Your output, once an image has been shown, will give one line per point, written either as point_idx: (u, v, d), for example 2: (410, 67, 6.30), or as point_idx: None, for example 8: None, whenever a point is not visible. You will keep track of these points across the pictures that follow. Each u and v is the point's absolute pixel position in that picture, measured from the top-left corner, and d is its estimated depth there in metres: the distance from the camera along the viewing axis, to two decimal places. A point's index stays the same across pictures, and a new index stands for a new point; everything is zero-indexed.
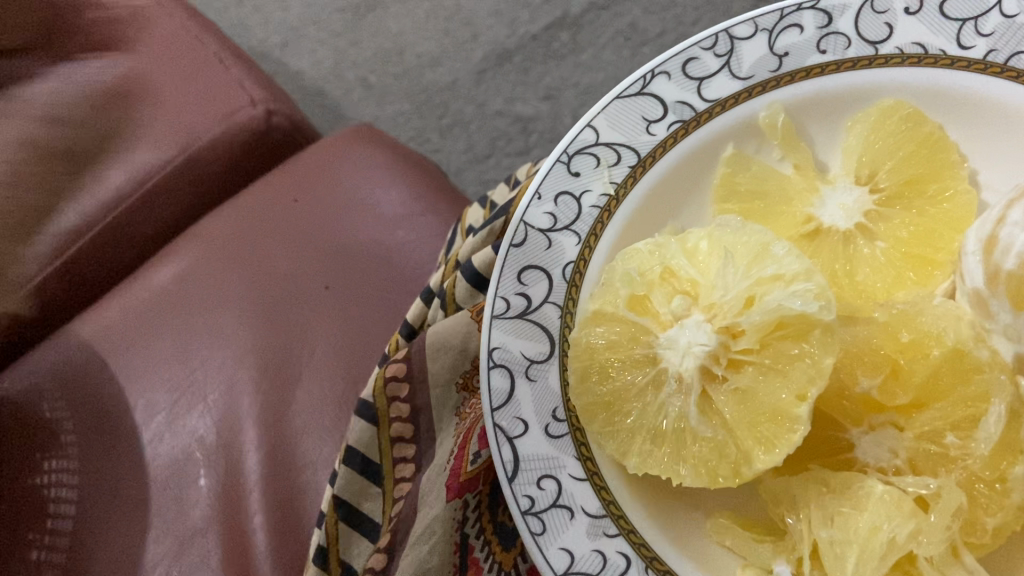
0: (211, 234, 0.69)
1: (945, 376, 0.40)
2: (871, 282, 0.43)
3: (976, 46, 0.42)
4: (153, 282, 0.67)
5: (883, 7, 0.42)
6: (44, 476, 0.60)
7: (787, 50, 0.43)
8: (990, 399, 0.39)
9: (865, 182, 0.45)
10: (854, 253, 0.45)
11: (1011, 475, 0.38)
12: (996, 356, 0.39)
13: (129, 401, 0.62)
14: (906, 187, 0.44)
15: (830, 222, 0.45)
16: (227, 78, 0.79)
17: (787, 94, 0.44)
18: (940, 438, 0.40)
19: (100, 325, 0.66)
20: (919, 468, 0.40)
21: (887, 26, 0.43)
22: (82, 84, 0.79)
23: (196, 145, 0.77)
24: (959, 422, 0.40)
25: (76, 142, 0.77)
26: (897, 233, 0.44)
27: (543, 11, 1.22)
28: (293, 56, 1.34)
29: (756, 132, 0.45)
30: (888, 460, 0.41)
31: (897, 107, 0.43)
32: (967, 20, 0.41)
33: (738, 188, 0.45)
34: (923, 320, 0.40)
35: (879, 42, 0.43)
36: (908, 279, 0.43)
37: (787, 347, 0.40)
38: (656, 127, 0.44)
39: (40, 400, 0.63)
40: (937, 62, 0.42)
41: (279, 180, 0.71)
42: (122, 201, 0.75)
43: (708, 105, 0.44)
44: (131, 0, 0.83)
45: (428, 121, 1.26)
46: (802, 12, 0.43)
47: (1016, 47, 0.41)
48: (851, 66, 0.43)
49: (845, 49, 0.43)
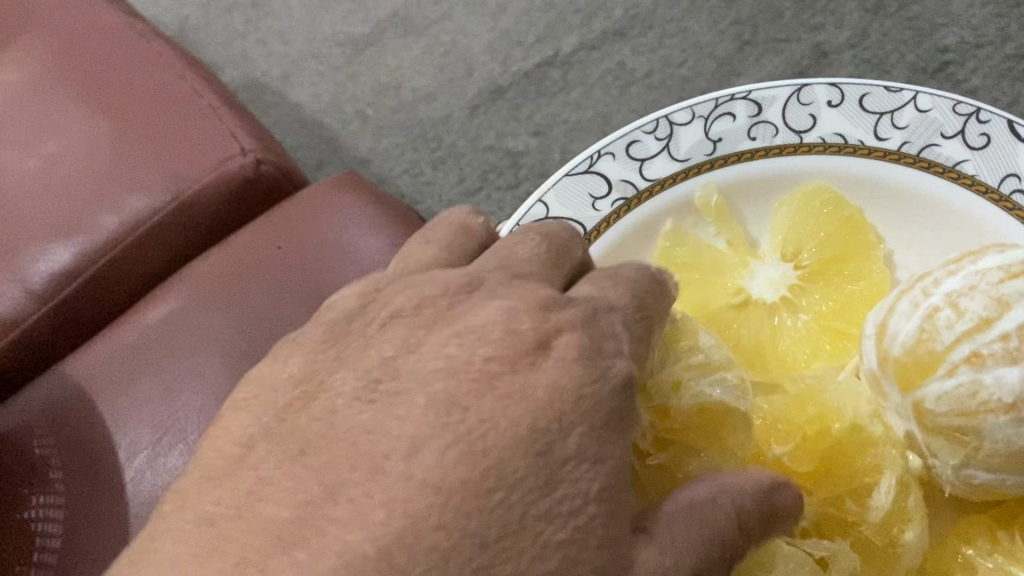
0: (198, 281, 0.73)
1: (848, 448, 0.47)
2: (794, 351, 0.57)
3: (891, 137, 0.59)
4: (141, 323, 0.72)
5: (808, 100, 0.60)
6: (32, 511, 0.64)
7: (720, 135, 0.61)
8: (885, 472, 0.46)
9: (790, 259, 0.61)
10: (781, 323, 0.59)
11: (903, 541, 0.45)
12: (887, 430, 0.48)
13: (114, 440, 0.66)
14: (824, 265, 0.60)
15: (760, 293, 0.60)
16: (221, 126, 0.83)
17: (715, 176, 0.61)
18: (841, 505, 0.46)
19: (92, 365, 0.70)
20: (823, 533, 0.46)
21: (810, 117, 0.60)
22: (84, 129, 0.84)
23: (188, 191, 0.81)
24: (858, 492, 0.46)
25: (75, 186, 0.82)
26: (819, 308, 0.59)
27: (535, 50, 1.27)
28: (294, 89, 1.39)
29: (693, 206, 0.62)
30: (797, 530, 0.45)
31: (818, 192, 0.59)
32: (883, 114, 0.59)
33: (682, 256, 0.60)
34: (827, 395, 0.48)
35: (803, 130, 0.61)
36: (824, 347, 0.58)
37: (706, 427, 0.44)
38: (601, 203, 0.60)
39: (32, 438, 0.67)
40: (858, 150, 0.60)
41: (263, 230, 0.76)
42: (116, 244, 0.79)
43: (651, 181, 0.61)
44: (137, 48, 0.88)
45: (421, 154, 1.29)
46: (734, 103, 0.61)
47: (929, 139, 0.58)
48: (773, 152, 0.61)
49: (776, 134, 0.61)
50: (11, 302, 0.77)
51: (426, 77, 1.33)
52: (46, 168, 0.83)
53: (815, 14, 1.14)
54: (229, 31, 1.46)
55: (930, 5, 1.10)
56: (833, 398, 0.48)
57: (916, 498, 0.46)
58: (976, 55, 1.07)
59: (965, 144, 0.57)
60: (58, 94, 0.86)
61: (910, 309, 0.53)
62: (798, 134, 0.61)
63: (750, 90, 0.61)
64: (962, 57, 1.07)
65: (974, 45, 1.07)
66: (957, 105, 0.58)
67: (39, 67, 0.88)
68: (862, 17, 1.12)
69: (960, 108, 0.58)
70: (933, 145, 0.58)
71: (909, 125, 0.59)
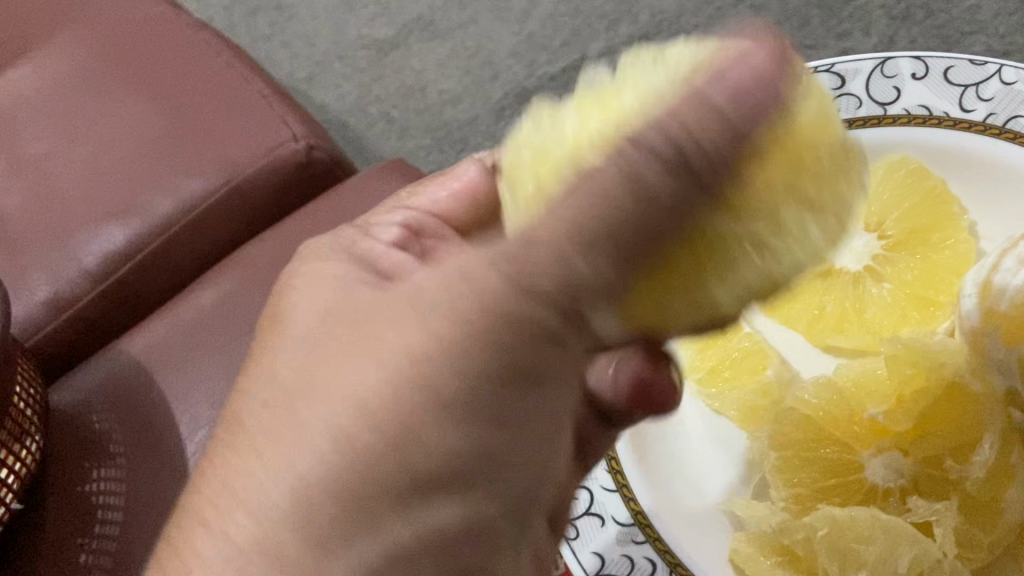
0: (253, 261, 0.73)
1: (947, 408, 0.53)
2: (877, 318, 0.60)
3: (977, 109, 0.60)
4: (197, 304, 0.72)
5: (892, 73, 0.62)
6: (94, 484, 0.64)
7: None
8: (985, 428, 0.52)
9: (875, 229, 0.62)
10: (865, 292, 0.61)
11: (1004, 496, 0.51)
12: (987, 387, 0.53)
13: (175, 416, 0.66)
14: (910, 234, 0.61)
15: (846, 264, 0.61)
16: (271, 113, 0.83)
17: None
18: (940, 463, 0.53)
19: (148, 344, 0.70)
20: (919, 488, 0.53)
21: (894, 90, 0.62)
22: (132, 116, 0.85)
23: (240, 175, 0.81)
24: (958, 449, 0.52)
25: (126, 169, 0.82)
26: (903, 277, 0.60)
27: (561, 54, 1.28)
28: (319, 90, 1.40)
29: None
30: (893, 479, 0.54)
31: (902, 164, 0.61)
32: (967, 87, 0.61)
33: None
34: (924, 352, 0.54)
35: (887, 103, 0.63)
36: (913, 316, 0.59)
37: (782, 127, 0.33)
38: None
39: (92, 412, 0.68)
40: (942, 121, 0.62)
41: (318, 214, 0.76)
42: (170, 226, 0.80)
43: None
44: (182, 38, 0.89)
45: (446, 156, 1.30)
46: (824, 75, 0.63)
47: (1013, 112, 0.59)
48: (867, 122, 0.63)
49: (860, 107, 0.63)
50: (65, 281, 0.78)
51: (452, 79, 1.34)
52: (96, 152, 0.83)
53: (843, 22, 1.14)
54: (254, 33, 1.47)
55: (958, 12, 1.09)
56: (935, 355, 0.54)
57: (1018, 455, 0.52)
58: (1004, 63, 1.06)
59: None
60: (100, 83, 0.87)
61: (1014, 265, 0.53)
62: (882, 106, 0.63)
63: (836, 64, 0.63)
64: None
65: (1000, 52, 1.06)
66: None
67: (81, 56, 0.89)
68: (889, 24, 1.12)
69: None
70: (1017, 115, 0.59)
71: (993, 98, 0.60)
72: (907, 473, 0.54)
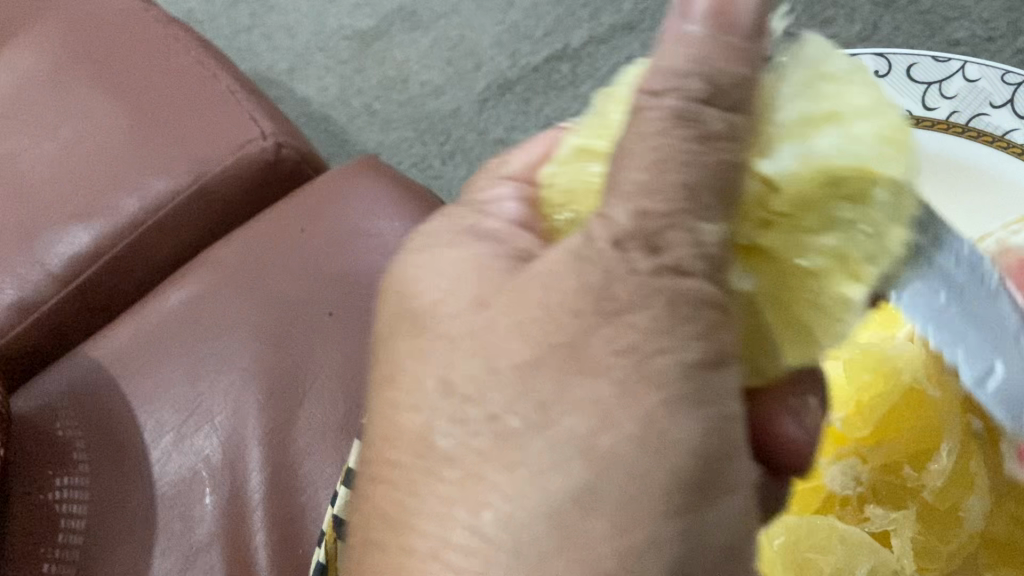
0: (220, 262, 0.72)
1: (905, 411, 0.55)
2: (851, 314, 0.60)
3: (941, 107, 0.63)
4: (165, 305, 0.70)
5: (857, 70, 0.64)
6: (56, 492, 0.63)
7: None
8: (944, 436, 0.53)
9: None
10: None
11: (965, 504, 0.53)
12: (944, 395, 0.53)
13: (138, 421, 0.66)
14: None
15: None
16: (240, 110, 0.82)
17: None
18: (900, 470, 0.55)
19: (114, 348, 0.69)
20: (882, 497, 0.56)
21: None
22: (99, 113, 0.83)
23: (208, 174, 0.80)
24: (917, 456, 0.55)
25: (92, 169, 0.81)
26: None
27: (544, 44, 1.27)
28: (301, 82, 1.38)
29: None
30: (853, 487, 0.56)
31: None
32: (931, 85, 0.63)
33: None
34: (884, 358, 0.55)
35: None
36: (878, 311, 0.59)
37: (831, 209, 0.37)
38: None
39: (55, 419, 0.67)
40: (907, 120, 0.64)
41: (287, 211, 0.74)
42: (136, 227, 0.79)
43: None
44: (151, 33, 0.87)
45: (430, 148, 1.29)
46: None
47: (977, 109, 0.63)
48: None
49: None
50: (30, 284, 0.77)
51: (434, 71, 1.32)
52: (63, 152, 0.82)
53: (826, 8, 1.12)
54: (235, 25, 1.45)
55: None
56: (890, 359, 0.55)
57: (978, 465, 0.53)
58: (985, 49, 1.05)
59: (1014, 113, 0.61)
60: (68, 80, 0.85)
61: None
62: None
63: None
64: (972, 50, 1.05)
65: (985, 38, 1.05)
66: (1006, 74, 0.62)
67: (49, 53, 0.87)
68: (872, 10, 1.10)
69: (1009, 76, 0.62)
70: (981, 115, 0.63)
71: (956, 96, 0.63)
72: (866, 480, 0.56)
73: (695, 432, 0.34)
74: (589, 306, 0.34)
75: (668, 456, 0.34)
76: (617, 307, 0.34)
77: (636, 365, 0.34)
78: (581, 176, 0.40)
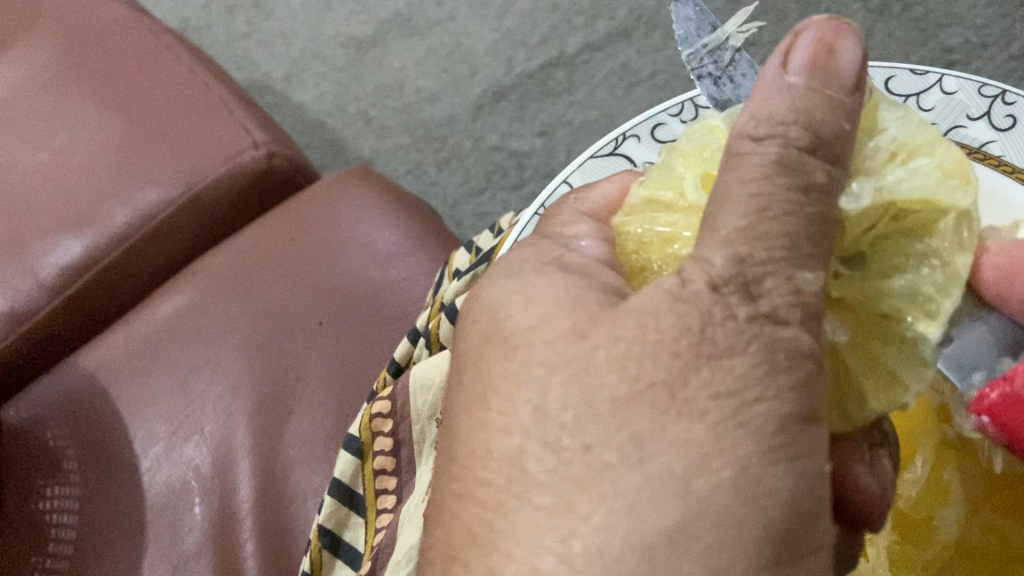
0: (211, 272, 0.72)
1: None
2: None
3: (918, 119, 0.64)
4: (156, 316, 0.70)
5: None
6: (47, 503, 0.63)
7: None
8: (917, 449, 0.54)
9: None
10: None
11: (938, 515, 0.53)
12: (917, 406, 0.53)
13: (129, 431, 0.66)
14: None
15: None
16: (233, 120, 0.82)
17: None
18: None
19: (105, 358, 0.69)
20: None
21: None
22: (92, 123, 0.83)
23: (200, 184, 0.81)
24: None
25: (85, 179, 0.81)
26: None
27: (540, 51, 1.27)
28: (297, 90, 1.39)
29: None
30: None
31: None
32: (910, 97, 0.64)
33: None
34: None
35: None
36: None
37: (907, 245, 0.37)
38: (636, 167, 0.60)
39: (46, 429, 0.67)
40: None
41: (277, 221, 0.74)
42: (129, 237, 0.79)
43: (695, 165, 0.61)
44: (145, 44, 0.87)
45: (425, 155, 1.30)
46: None
47: (955, 121, 0.62)
48: None
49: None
50: (22, 294, 0.78)
51: (430, 77, 1.32)
52: (55, 162, 0.82)
53: (821, 15, 1.12)
54: (232, 32, 1.45)
55: (934, 4, 1.08)
56: None
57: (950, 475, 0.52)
58: (977, 55, 1.05)
59: (992, 126, 0.62)
60: (62, 90, 0.85)
61: None
62: None
63: None
64: (965, 56, 1.05)
65: (978, 44, 1.06)
66: (981, 86, 0.62)
67: (43, 63, 0.87)
68: (866, 17, 1.10)
69: (984, 89, 0.62)
70: (959, 127, 0.62)
71: (935, 108, 0.63)
72: None
73: (787, 482, 0.32)
74: (687, 350, 0.32)
75: (758, 506, 0.32)
76: (715, 351, 0.32)
77: (732, 411, 0.32)
78: (650, 225, 0.39)
